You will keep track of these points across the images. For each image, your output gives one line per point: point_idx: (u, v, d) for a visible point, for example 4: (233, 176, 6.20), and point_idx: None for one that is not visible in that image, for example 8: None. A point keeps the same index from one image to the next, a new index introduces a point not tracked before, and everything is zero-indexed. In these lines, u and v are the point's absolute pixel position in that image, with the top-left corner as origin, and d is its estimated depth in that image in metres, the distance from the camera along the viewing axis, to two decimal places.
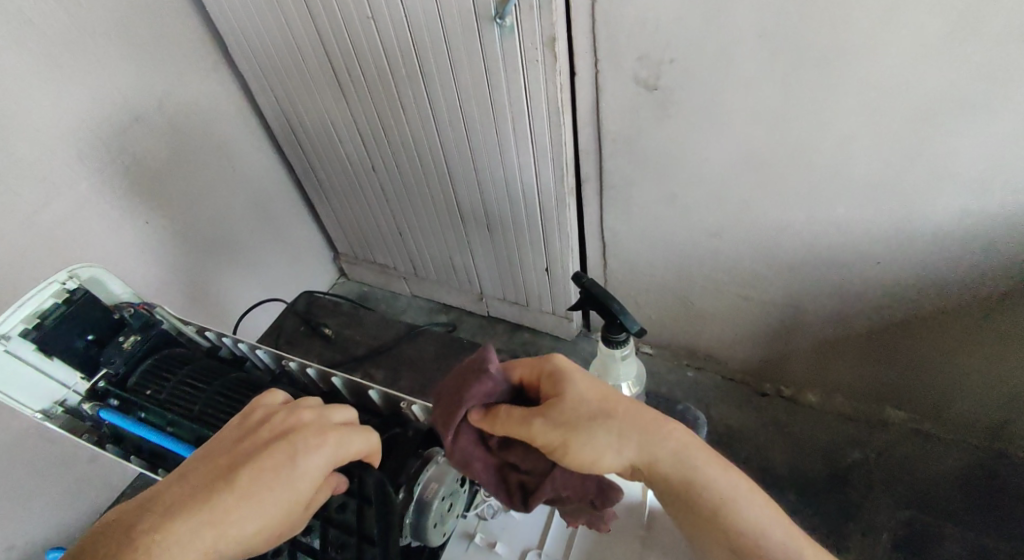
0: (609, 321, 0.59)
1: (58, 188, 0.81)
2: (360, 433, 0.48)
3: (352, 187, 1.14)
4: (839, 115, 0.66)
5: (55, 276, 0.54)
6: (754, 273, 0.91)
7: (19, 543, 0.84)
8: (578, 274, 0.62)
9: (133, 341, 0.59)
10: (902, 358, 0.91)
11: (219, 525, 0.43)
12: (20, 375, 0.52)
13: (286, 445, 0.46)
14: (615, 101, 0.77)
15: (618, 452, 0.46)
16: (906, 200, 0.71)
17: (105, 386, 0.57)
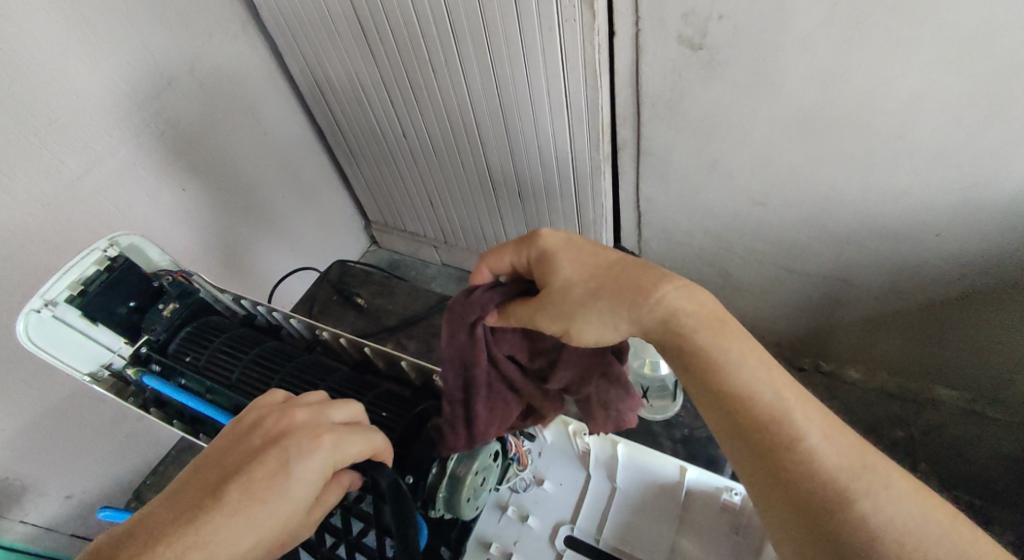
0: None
1: (99, 153, 0.82)
2: (358, 436, 0.47)
3: (383, 153, 1.13)
4: (900, 74, 0.62)
5: (96, 243, 0.55)
6: (798, 245, 0.87)
7: (77, 493, 0.89)
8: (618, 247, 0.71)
9: (172, 309, 0.60)
10: (955, 334, 0.87)
11: (208, 548, 0.40)
12: (66, 338, 0.54)
13: (277, 455, 0.44)
14: (656, 62, 0.73)
15: (615, 326, 0.50)
16: (970, 165, 0.66)
17: (147, 351, 0.59)
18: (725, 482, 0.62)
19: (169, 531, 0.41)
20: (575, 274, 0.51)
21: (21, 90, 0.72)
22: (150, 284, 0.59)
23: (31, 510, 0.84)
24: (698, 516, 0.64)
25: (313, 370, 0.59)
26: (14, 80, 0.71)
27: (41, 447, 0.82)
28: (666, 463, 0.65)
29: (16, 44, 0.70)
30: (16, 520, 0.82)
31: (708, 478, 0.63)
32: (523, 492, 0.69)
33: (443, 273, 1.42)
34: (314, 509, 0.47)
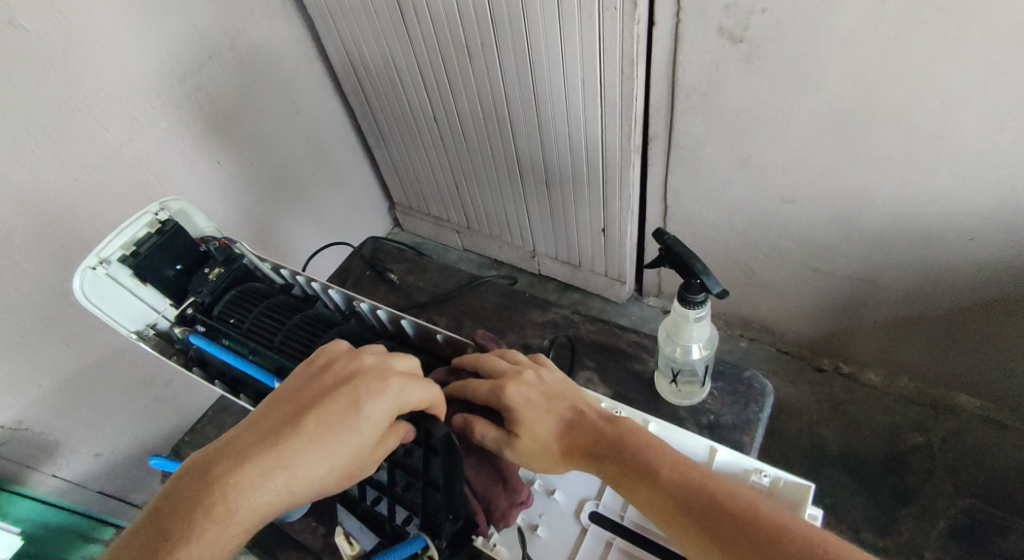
0: (689, 280, 0.59)
1: (142, 123, 0.84)
2: (420, 384, 0.49)
3: (412, 135, 1.14)
4: (943, 74, 0.61)
5: (148, 206, 0.56)
6: (827, 244, 0.87)
7: (106, 451, 0.91)
8: (659, 229, 0.60)
9: (217, 274, 0.62)
10: (979, 341, 0.87)
11: (290, 469, 0.45)
12: (117, 296, 0.56)
13: (348, 393, 0.47)
14: (694, 54, 0.74)
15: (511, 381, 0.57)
16: (1010, 170, 0.66)
17: (193, 312, 0.61)
18: (756, 462, 0.51)
19: (256, 450, 0.45)
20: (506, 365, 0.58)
21: (72, 55, 0.74)
22: (197, 248, 0.61)
23: (63, 465, 0.85)
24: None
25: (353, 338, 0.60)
26: (68, 49, 0.73)
27: (74, 404, 0.85)
28: (690, 443, 0.54)
29: (69, 12, 0.73)
30: (50, 474, 0.84)
31: (740, 458, 0.52)
32: None
33: (465, 258, 1.45)
34: (377, 450, 0.48)
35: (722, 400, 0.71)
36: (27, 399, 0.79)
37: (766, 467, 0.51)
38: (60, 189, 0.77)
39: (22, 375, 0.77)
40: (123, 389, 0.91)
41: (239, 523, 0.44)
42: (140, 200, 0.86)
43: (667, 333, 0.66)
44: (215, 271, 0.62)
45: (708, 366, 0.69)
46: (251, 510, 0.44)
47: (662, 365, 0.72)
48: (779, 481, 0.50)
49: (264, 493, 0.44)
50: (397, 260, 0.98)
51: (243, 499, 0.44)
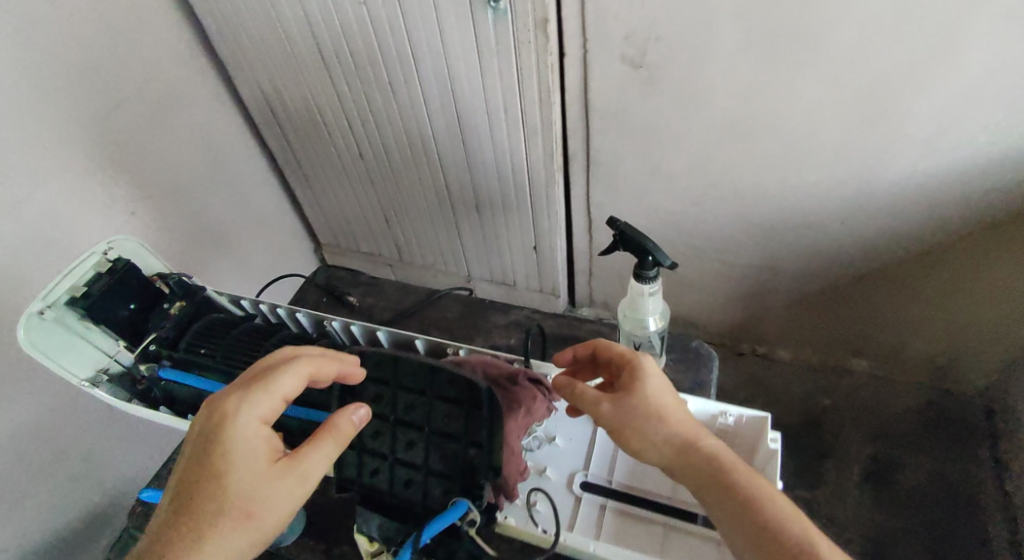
0: (643, 257, 0.65)
1: (47, 178, 0.82)
2: (286, 375, 0.56)
3: (337, 174, 1.16)
4: (802, 85, 0.74)
5: (94, 247, 0.60)
6: (731, 239, 0.99)
7: (14, 545, 0.84)
8: (610, 217, 0.66)
9: (177, 308, 0.66)
10: (863, 309, 1.01)
11: (238, 489, 0.53)
12: (70, 342, 0.60)
13: (224, 408, 0.54)
14: (603, 79, 0.83)
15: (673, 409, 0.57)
16: (863, 161, 0.80)
17: (155, 348, 0.64)
18: (722, 405, 0.63)
19: (241, 521, 0.53)
20: (673, 402, 0.58)
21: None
22: (149, 286, 0.65)
23: None
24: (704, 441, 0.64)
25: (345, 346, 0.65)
26: None
27: None
28: None
29: None
30: None
31: (708, 405, 0.63)
32: (538, 448, 0.67)
33: None
34: (341, 437, 0.56)
35: (676, 369, 0.79)
36: None
37: (728, 408, 0.62)
38: None
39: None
40: (33, 469, 0.85)
41: (226, 542, 0.52)
42: (46, 256, 0.83)
43: (626, 311, 0.72)
44: (176, 304, 0.67)
45: (665, 336, 0.76)
46: (231, 528, 0.53)
47: (623, 342, 0.77)
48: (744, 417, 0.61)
49: (226, 514, 0.53)
50: (353, 284, 0.97)
51: (217, 522, 0.53)
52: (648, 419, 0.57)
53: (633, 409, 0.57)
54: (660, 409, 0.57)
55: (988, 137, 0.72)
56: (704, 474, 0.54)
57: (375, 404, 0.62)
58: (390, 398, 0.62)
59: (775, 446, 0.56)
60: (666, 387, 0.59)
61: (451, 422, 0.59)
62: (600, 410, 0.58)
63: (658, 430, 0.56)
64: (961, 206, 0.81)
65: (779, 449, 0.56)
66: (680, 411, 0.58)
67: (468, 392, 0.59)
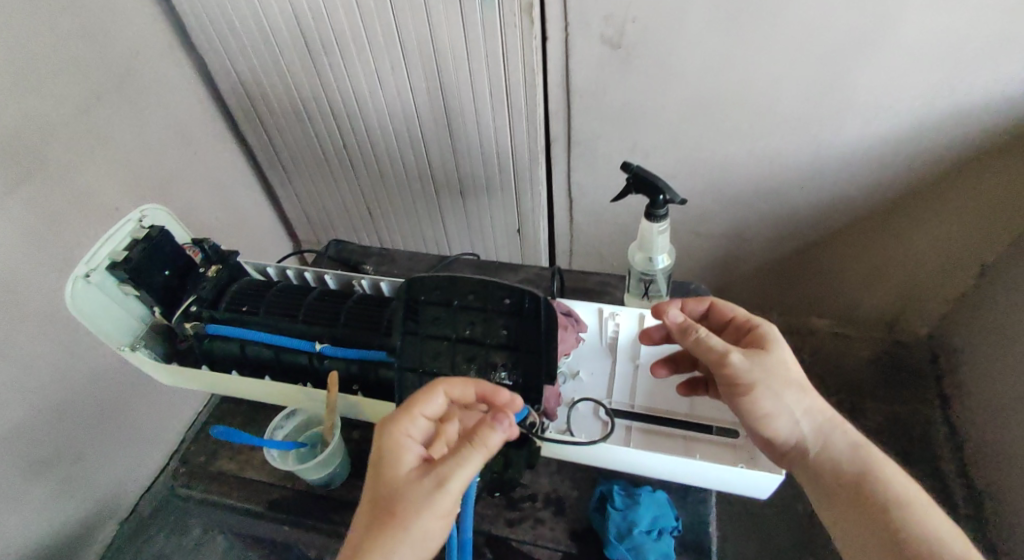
0: (654, 197, 0.69)
1: (30, 172, 0.80)
2: (453, 381, 0.57)
3: (321, 167, 1.19)
4: (764, 61, 0.82)
5: (129, 216, 0.66)
6: (703, 212, 1.07)
7: (10, 550, 0.83)
8: (623, 162, 0.71)
9: (215, 272, 0.71)
10: (822, 272, 1.11)
11: (409, 486, 0.52)
12: (108, 307, 0.66)
13: (406, 407, 0.55)
14: (584, 61, 0.89)
15: (803, 399, 0.61)
16: (818, 130, 0.89)
17: (197, 309, 0.69)
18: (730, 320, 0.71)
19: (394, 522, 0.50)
20: (804, 387, 0.61)
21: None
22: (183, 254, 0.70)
23: None
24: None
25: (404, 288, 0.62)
26: None
27: None
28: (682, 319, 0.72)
29: None
30: None
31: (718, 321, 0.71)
32: (566, 383, 0.73)
33: None
34: (481, 445, 0.52)
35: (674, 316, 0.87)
36: None
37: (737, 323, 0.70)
38: None
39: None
40: (25, 474, 0.83)
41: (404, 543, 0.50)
42: (33, 257, 0.80)
43: (636, 253, 0.75)
44: (212, 269, 0.72)
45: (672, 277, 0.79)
46: (410, 524, 0.50)
47: (631, 283, 0.79)
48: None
49: (405, 510, 0.50)
50: (364, 254, 0.93)
51: (397, 517, 0.50)
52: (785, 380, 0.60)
53: (770, 368, 0.61)
54: (789, 394, 0.61)
55: (924, 101, 0.82)
56: (837, 451, 0.60)
57: (434, 327, 0.61)
58: (451, 319, 0.62)
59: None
60: (796, 369, 0.62)
61: (509, 333, 0.61)
62: (733, 357, 0.60)
63: (793, 395, 0.61)
64: (903, 168, 0.91)
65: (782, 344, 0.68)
66: (809, 397, 0.61)
67: (527, 303, 0.59)
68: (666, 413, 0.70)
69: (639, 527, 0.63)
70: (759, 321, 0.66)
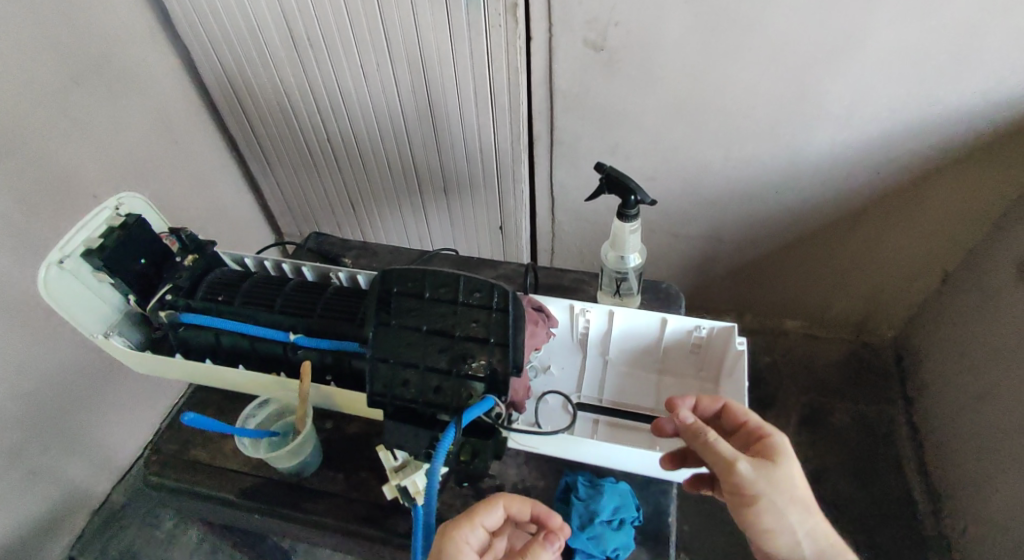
0: (625, 197, 0.70)
1: (5, 156, 0.79)
2: (516, 499, 0.59)
3: (304, 159, 1.19)
4: (741, 68, 0.84)
5: (104, 203, 0.67)
6: (681, 213, 1.08)
7: None
8: (596, 161, 0.72)
9: (192, 261, 0.71)
10: (795, 275, 1.14)
11: None
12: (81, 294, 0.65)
13: (465, 514, 0.56)
14: (567, 62, 0.90)
15: (805, 521, 0.57)
16: (791, 137, 0.91)
17: (172, 297, 0.68)
18: (694, 322, 0.69)
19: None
20: (807, 507, 0.57)
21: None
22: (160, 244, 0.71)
23: None
24: (673, 365, 0.74)
25: (377, 281, 0.62)
26: None
27: None
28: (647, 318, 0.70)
29: None
30: None
31: (683, 323, 0.69)
32: (537, 377, 0.76)
33: None
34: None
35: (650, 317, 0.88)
36: None
37: (699, 324, 0.69)
38: None
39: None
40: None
41: None
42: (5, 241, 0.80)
43: (608, 251, 0.76)
44: (190, 258, 0.72)
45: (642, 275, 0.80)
46: None
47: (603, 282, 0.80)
48: (710, 333, 0.69)
49: None
50: (345, 247, 0.94)
51: None
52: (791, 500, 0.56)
53: (778, 484, 0.56)
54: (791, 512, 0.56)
55: (894, 111, 0.85)
56: None
57: (406, 319, 0.61)
58: (423, 312, 0.61)
59: (743, 349, 0.66)
60: (802, 483, 0.57)
61: (479, 324, 0.60)
62: (742, 467, 0.56)
63: (800, 516, 0.56)
64: (873, 176, 0.94)
65: (744, 350, 0.66)
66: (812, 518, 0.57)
67: (497, 298, 0.60)
68: (633, 407, 0.72)
69: (600, 518, 0.64)
70: (772, 430, 0.60)
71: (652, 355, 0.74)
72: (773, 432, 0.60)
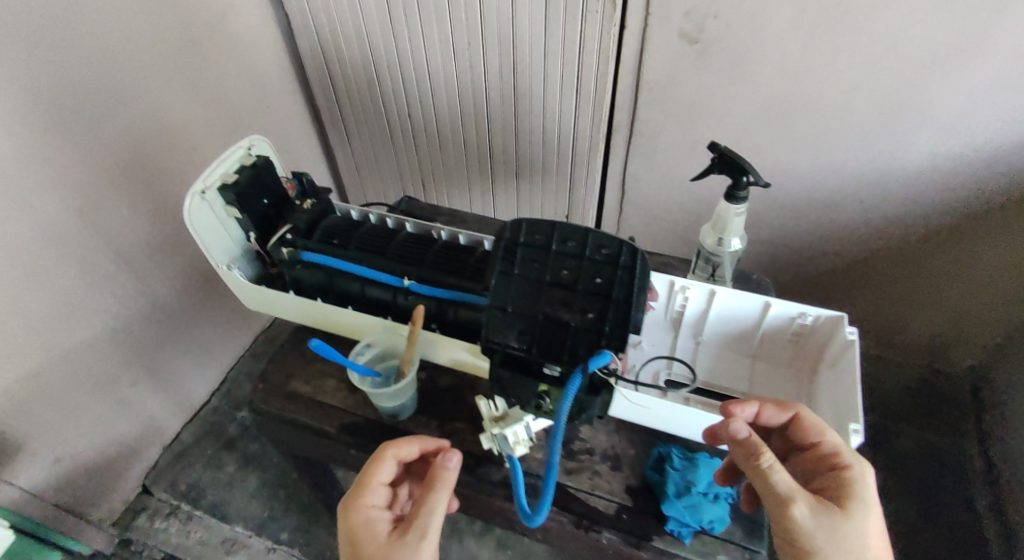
0: (737, 178, 0.70)
1: (125, 103, 0.85)
2: (414, 440, 0.65)
3: (384, 134, 1.23)
4: (838, 68, 0.83)
5: (240, 144, 0.71)
6: (754, 217, 1.08)
7: (66, 457, 0.90)
8: (709, 142, 0.71)
9: (309, 205, 0.75)
10: (867, 289, 1.12)
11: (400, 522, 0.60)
12: (212, 227, 0.69)
13: (372, 459, 0.64)
14: (658, 53, 0.91)
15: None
16: (885, 144, 0.90)
17: (292, 237, 0.72)
18: (800, 308, 0.69)
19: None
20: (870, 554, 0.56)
21: (68, 26, 0.75)
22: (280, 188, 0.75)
23: (21, 472, 0.84)
24: (767, 353, 0.76)
25: (499, 238, 0.66)
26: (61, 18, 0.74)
27: (39, 400, 0.83)
28: (750, 303, 0.71)
29: None
30: (6, 480, 0.83)
31: (789, 309, 0.69)
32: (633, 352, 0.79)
33: None
34: (440, 486, 0.60)
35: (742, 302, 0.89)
36: None
37: (807, 310, 0.69)
38: (44, 155, 0.77)
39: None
40: (86, 389, 0.90)
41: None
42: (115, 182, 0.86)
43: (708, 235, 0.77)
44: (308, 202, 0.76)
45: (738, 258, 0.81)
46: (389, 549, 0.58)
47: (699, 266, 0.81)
48: (815, 322, 0.70)
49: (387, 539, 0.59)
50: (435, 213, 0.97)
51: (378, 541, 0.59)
52: (850, 548, 0.55)
53: (838, 532, 0.55)
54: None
55: (1001, 122, 0.83)
56: None
57: (525, 270, 0.63)
58: (549, 263, 0.64)
59: (853, 338, 0.65)
60: (871, 532, 0.56)
61: (599, 277, 0.62)
62: (797, 507, 0.55)
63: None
64: (967, 189, 0.92)
65: (856, 339, 0.64)
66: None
67: (624, 255, 0.63)
68: (729, 390, 0.75)
69: (697, 489, 0.68)
70: (852, 463, 0.59)
71: (749, 341, 0.75)
72: (853, 465, 0.58)
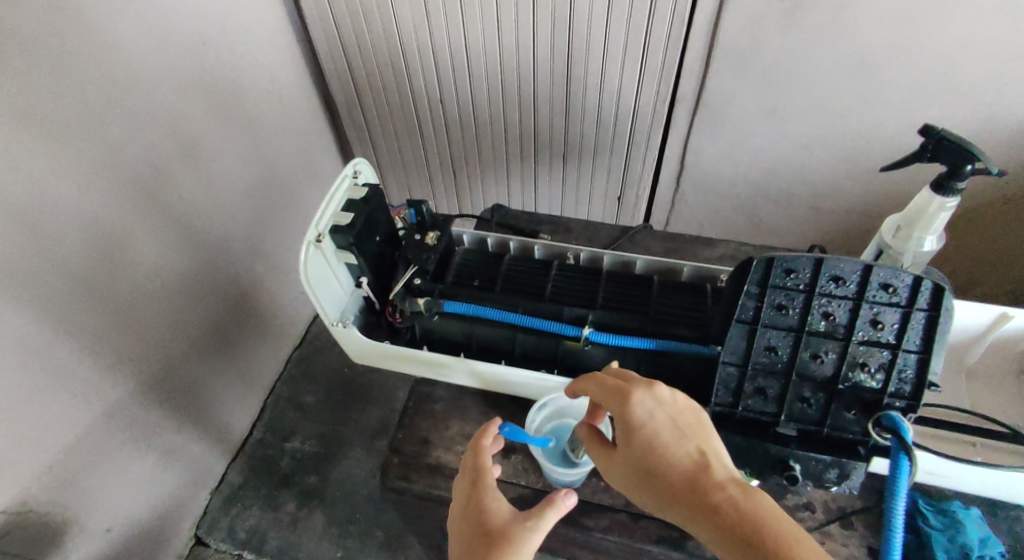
0: (958, 166, 0.53)
1: (133, 117, 0.70)
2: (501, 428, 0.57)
3: (409, 125, 1.09)
4: (953, 17, 0.74)
5: (344, 175, 0.66)
6: (829, 184, 1.01)
7: (116, 525, 0.80)
8: (926, 122, 0.53)
9: (433, 238, 0.67)
10: (945, 252, 1.06)
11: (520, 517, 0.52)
12: (326, 277, 0.63)
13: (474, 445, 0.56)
14: (741, 14, 0.80)
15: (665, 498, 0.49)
16: (993, 99, 0.82)
17: (422, 282, 0.66)
18: None
19: (500, 544, 0.49)
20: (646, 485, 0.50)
21: (56, 30, 0.60)
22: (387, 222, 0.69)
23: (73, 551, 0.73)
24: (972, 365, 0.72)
25: (755, 279, 0.54)
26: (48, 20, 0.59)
27: (80, 474, 0.72)
28: (989, 313, 0.67)
29: None
30: None
31: None
32: None
33: None
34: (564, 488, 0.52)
35: None
36: (31, 474, 0.66)
37: None
38: (51, 198, 0.62)
39: (14, 431, 0.63)
40: (127, 449, 0.79)
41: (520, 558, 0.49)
42: (133, 213, 0.72)
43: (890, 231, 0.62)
44: (430, 235, 0.67)
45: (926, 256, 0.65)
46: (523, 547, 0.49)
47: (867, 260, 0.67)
48: None
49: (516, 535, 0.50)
50: (535, 222, 0.90)
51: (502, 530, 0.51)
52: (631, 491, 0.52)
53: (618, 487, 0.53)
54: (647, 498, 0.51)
55: None
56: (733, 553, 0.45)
57: (782, 318, 0.55)
58: (820, 306, 0.54)
59: None
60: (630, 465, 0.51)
61: (887, 329, 0.54)
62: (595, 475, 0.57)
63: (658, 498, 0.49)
64: None
65: None
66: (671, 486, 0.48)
67: (913, 291, 0.52)
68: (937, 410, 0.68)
69: (974, 553, 0.62)
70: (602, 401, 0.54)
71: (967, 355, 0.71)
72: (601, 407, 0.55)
